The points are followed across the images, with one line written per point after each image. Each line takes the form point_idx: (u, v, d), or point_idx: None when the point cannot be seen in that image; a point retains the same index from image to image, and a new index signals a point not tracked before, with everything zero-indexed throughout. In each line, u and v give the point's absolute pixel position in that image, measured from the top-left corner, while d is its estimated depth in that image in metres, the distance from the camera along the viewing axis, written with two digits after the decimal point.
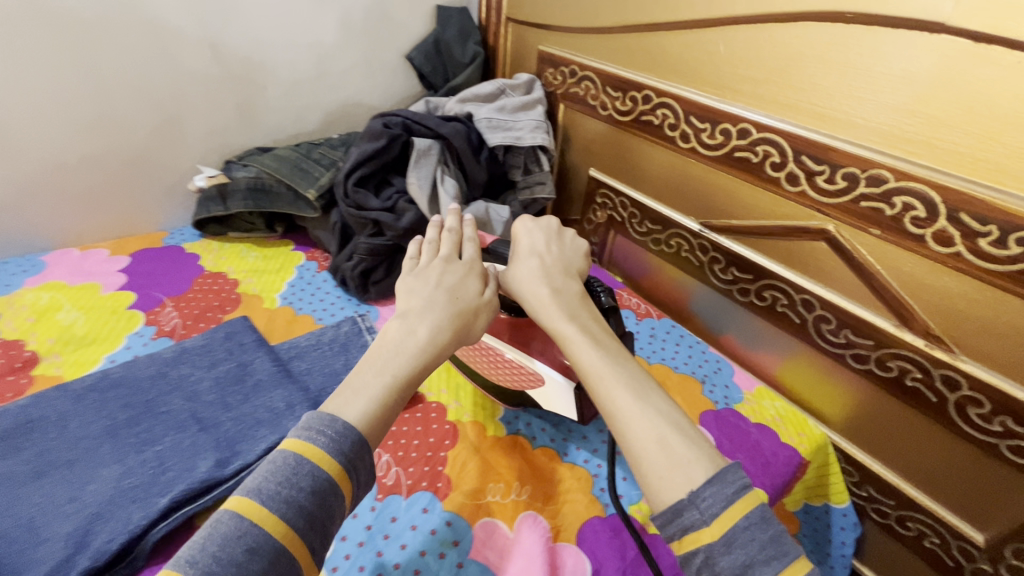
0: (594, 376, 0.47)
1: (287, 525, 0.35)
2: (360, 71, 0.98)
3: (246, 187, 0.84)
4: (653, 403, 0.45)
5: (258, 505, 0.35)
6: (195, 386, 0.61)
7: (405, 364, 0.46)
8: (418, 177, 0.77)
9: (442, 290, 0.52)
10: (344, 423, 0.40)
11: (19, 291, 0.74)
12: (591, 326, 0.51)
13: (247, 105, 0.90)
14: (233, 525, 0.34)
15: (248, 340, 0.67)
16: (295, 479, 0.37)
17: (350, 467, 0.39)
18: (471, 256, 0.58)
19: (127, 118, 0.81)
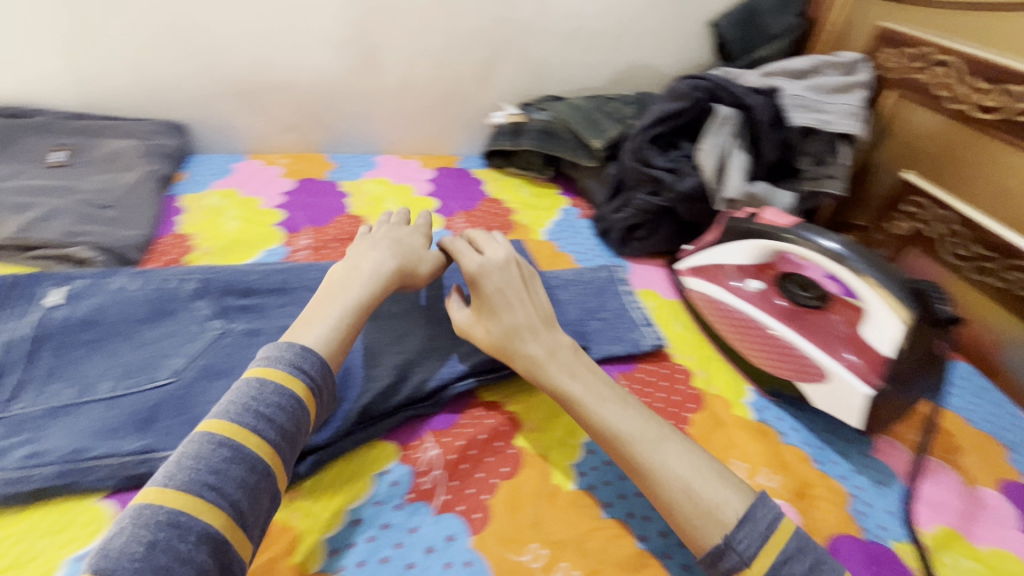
0: (617, 437, 0.47)
1: (257, 435, 0.39)
2: (661, 33, 0.98)
3: (539, 129, 0.93)
4: (680, 448, 0.46)
5: (224, 424, 0.39)
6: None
7: (357, 293, 0.53)
8: (711, 145, 0.75)
9: (366, 241, 0.60)
10: (299, 347, 0.45)
11: (363, 180, 0.93)
12: (598, 382, 0.52)
13: (553, 54, 0.98)
14: (209, 441, 0.38)
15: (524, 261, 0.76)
16: (261, 397, 0.41)
17: (306, 381, 0.44)
18: (422, 223, 0.66)
19: (460, 53, 0.94)
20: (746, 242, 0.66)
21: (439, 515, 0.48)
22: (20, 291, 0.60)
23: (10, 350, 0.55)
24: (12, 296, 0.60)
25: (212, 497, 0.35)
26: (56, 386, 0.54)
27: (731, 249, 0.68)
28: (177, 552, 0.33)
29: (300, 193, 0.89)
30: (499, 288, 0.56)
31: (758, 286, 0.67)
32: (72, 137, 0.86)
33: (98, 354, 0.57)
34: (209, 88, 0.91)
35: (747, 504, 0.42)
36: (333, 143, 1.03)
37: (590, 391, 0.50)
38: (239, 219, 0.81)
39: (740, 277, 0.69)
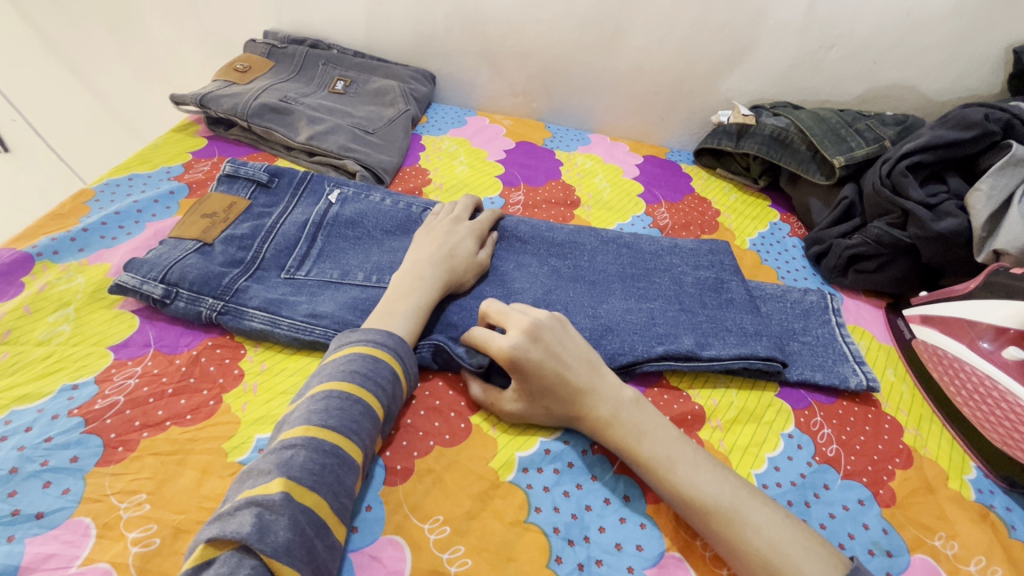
0: (700, 505, 0.43)
1: (378, 401, 0.46)
2: (943, 53, 0.87)
3: (768, 134, 0.88)
4: (778, 521, 0.42)
5: (354, 386, 0.45)
6: (682, 276, 0.70)
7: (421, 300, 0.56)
8: (993, 185, 0.65)
9: (433, 242, 0.62)
10: (396, 335, 0.51)
11: (575, 152, 0.98)
12: (670, 441, 0.47)
13: (805, 58, 0.91)
14: (345, 397, 0.44)
15: (730, 262, 0.73)
16: (375, 372, 0.46)
17: (404, 365, 0.50)
18: (482, 221, 0.68)
19: (704, 44, 0.93)
20: (1014, 303, 0.58)
21: (617, 474, 0.50)
22: (310, 185, 0.72)
23: (301, 228, 0.66)
24: (304, 187, 0.71)
25: (355, 440, 0.42)
26: (325, 266, 0.63)
27: (996, 306, 0.59)
28: (338, 475, 0.40)
29: (519, 153, 0.95)
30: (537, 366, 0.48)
31: (1019, 354, 0.57)
32: (353, 71, 1.03)
33: (356, 249, 0.66)
34: (465, 46, 1.02)
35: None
36: (552, 113, 1.09)
37: (663, 451, 0.46)
38: (468, 165, 0.90)
39: (995, 341, 0.59)
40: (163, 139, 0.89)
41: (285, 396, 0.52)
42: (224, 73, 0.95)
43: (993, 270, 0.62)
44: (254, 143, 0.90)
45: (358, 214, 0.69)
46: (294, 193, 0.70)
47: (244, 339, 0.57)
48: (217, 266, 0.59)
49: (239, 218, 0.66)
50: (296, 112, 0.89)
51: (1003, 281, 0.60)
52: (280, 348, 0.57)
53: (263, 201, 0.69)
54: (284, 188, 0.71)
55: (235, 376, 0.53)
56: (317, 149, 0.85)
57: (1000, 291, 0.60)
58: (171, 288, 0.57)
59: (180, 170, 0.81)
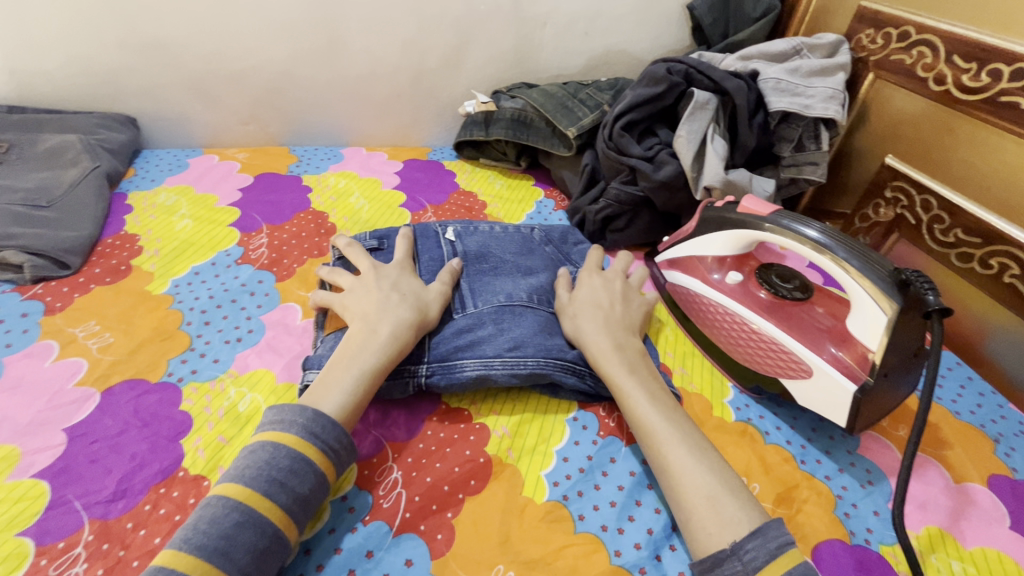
0: (651, 434, 0.47)
1: (271, 500, 0.39)
2: (635, 17, 0.95)
3: (510, 117, 0.89)
4: (701, 453, 0.45)
5: (240, 487, 0.39)
6: (491, 248, 0.67)
7: (374, 360, 0.48)
8: (689, 130, 0.72)
9: (371, 287, 0.55)
10: (314, 410, 0.43)
11: (326, 173, 0.89)
12: (648, 381, 0.51)
13: (526, 40, 0.94)
14: (223, 505, 0.38)
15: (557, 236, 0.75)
16: (273, 461, 0.40)
17: (321, 446, 0.42)
18: (402, 247, 0.62)
19: (428, 38, 0.90)
20: (723, 233, 0.64)
21: (398, 536, 0.44)
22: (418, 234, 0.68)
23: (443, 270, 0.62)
24: (416, 236, 0.67)
25: (223, 562, 0.35)
26: (486, 297, 0.60)
27: (711, 239, 0.65)
28: None
29: (258, 189, 0.83)
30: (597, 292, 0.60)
31: (738, 278, 0.64)
32: (9, 132, 0.80)
33: (499, 277, 0.63)
34: (160, 78, 0.86)
35: (760, 522, 0.40)
36: (296, 135, 0.98)
37: (639, 384, 0.50)
38: (192, 218, 0.76)
39: (720, 269, 0.66)
40: None
41: None
42: None
43: (704, 207, 0.67)
44: None
45: (483, 247, 0.67)
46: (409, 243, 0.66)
47: None
48: None
49: None
50: None
51: (711, 214, 0.66)
52: None
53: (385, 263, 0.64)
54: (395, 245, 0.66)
55: None
56: None
57: (711, 224, 0.66)
58: None
59: None
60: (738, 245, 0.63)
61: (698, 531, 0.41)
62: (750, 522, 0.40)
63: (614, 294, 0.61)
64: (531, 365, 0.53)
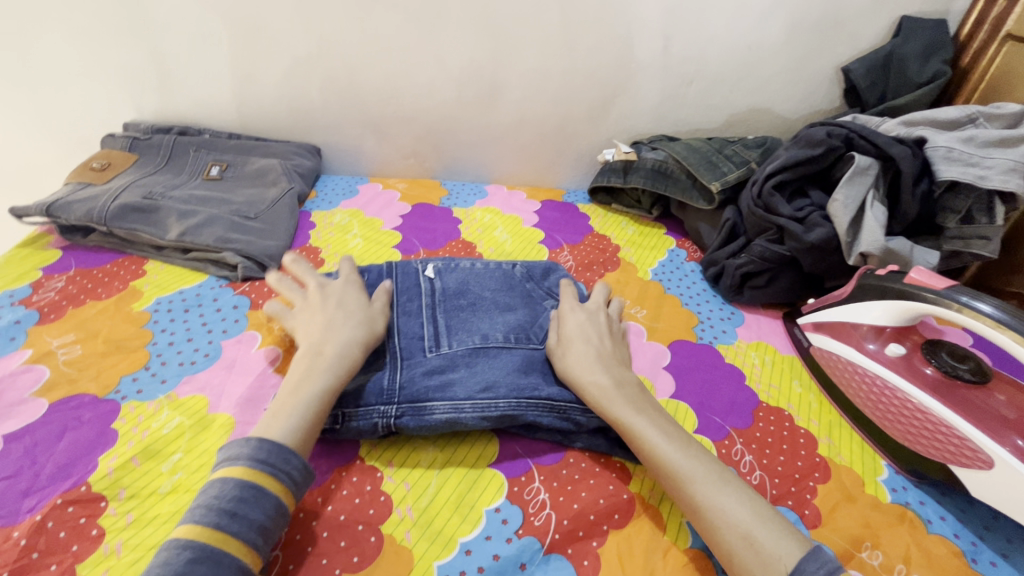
0: (671, 474, 0.47)
1: (226, 532, 0.40)
2: (785, 77, 0.96)
3: (650, 168, 0.92)
4: (727, 487, 0.46)
5: (192, 525, 0.40)
6: (469, 285, 0.70)
7: (325, 380, 0.51)
8: (847, 194, 0.71)
9: (316, 316, 0.57)
10: (259, 439, 0.45)
11: (473, 207, 0.97)
12: (655, 418, 0.52)
13: (670, 96, 0.98)
14: (177, 544, 0.39)
15: (538, 272, 0.76)
16: (224, 493, 0.41)
17: (271, 471, 0.43)
18: (350, 266, 0.66)
19: (578, 91, 0.97)
20: (885, 302, 0.61)
21: (547, 555, 0.47)
22: (398, 270, 0.70)
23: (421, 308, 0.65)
24: (396, 274, 0.69)
25: None
26: (461, 335, 0.61)
27: (870, 307, 0.63)
28: None
29: (415, 218, 0.93)
30: (580, 326, 0.61)
31: (900, 351, 0.61)
32: (228, 154, 0.97)
33: (477, 315, 0.65)
34: (346, 117, 1.00)
35: (799, 555, 0.41)
36: (446, 170, 1.08)
37: (649, 422, 0.51)
38: (362, 238, 0.87)
39: (877, 339, 0.63)
40: (7, 257, 0.78)
41: (157, 551, 0.45)
42: (79, 174, 0.87)
43: (863, 273, 0.66)
44: (119, 247, 0.81)
45: (461, 286, 0.69)
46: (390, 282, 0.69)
47: (106, 488, 0.49)
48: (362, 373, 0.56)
49: None
50: (164, 208, 0.81)
51: (872, 280, 0.64)
52: (151, 489, 0.50)
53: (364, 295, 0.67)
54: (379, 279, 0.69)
55: (93, 539, 0.45)
56: (191, 244, 0.78)
57: (871, 291, 0.63)
58: (337, 409, 0.53)
59: (27, 292, 0.71)
60: (901, 317, 0.61)
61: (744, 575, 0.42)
62: (792, 556, 0.41)
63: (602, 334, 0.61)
64: (502, 409, 0.53)
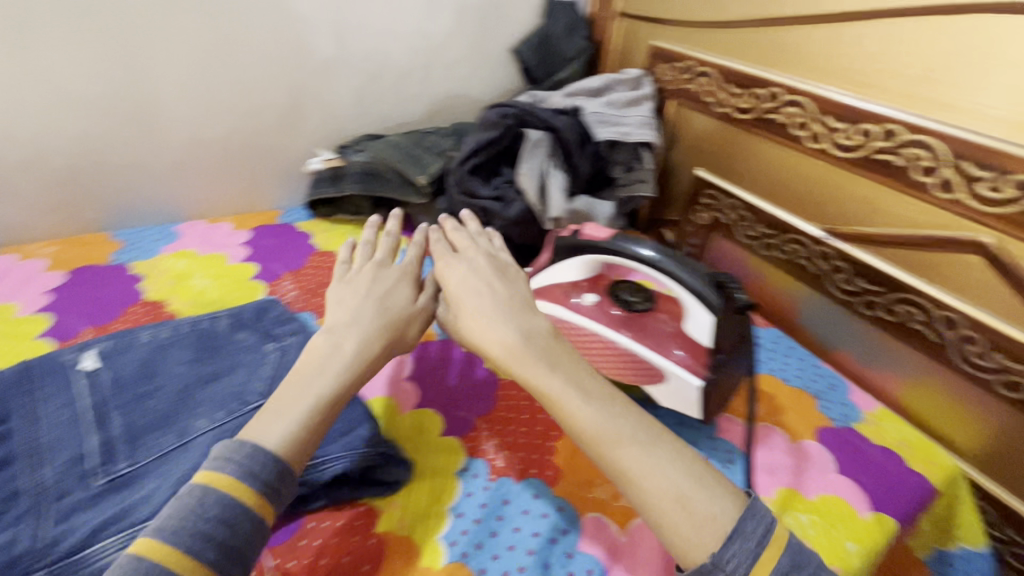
0: (592, 435, 0.45)
1: (195, 558, 0.36)
2: (466, 62, 1.00)
3: (359, 171, 0.87)
4: (656, 447, 0.44)
5: (161, 542, 0.37)
6: (157, 363, 0.57)
7: (328, 385, 0.48)
8: (530, 167, 0.77)
9: (349, 294, 0.56)
10: (254, 445, 0.42)
11: (160, 256, 0.80)
12: (568, 369, 0.49)
13: (363, 93, 0.94)
14: (138, 561, 0.36)
15: (249, 316, 0.66)
16: (202, 509, 0.38)
17: (261, 487, 0.41)
18: (410, 258, 0.63)
19: (258, 100, 0.86)
20: (578, 257, 0.69)
21: None
22: (38, 371, 0.53)
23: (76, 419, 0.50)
24: (34, 377, 0.53)
25: None
26: (147, 439, 0.50)
27: (569, 265, 0.70)
28: None
29: (75, 288, 0.72)
30: (463, 277, 0.58)
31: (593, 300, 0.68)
32: None
33: (165, 403, 0.54)
34: None
35: (736, 515, 0.41)
36: (117, 218, 0.87)
37: (566, 382, 0.48)
38: None
39: (575, 293, 0.69)
40: None
41: None
42: None
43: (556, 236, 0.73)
44: None
45: (144, 367, 0.56)
46: (22, 391, 0.51)
47: None
48: None
49: None
50: None
51: (561, 243, 0.70)
52: None
53: None
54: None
55: None
56: None
57: (562, 252, 0.70)
58: None
59: None
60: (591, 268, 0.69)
61: (672, 536, 0.41)
62: (727, 515, 0.41)
63: (507, 279, 0.58)
64: None
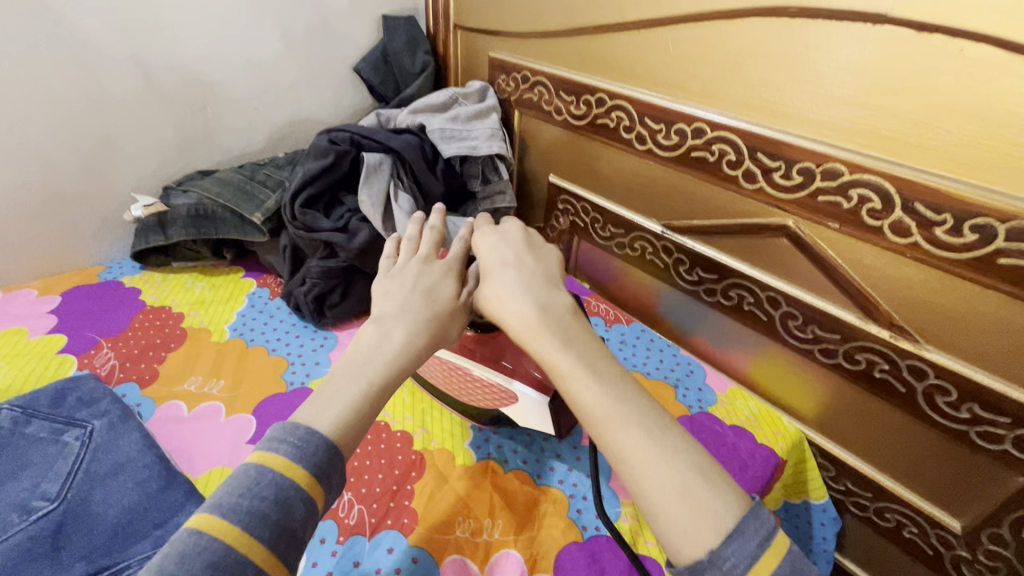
0: (599, 415, 0.42)
1: (251, 536, 0.34)
2: (305, 85, 0.94)
3: (186, 214, 0.79)
4: (664, 436, 0.41)
5: (216, 518, 0.34)
6: None
7: (378, 371, 0.44)
8: (370, 194, 0.73)
9: (414, 292, 0.51)
10: (308, 429, 0.39)
11: None
12: (585, 348, 0.46)
13: (186, 127, 0.85)
14: (192, 539, 0.33)
15: (43, 405, 0.56)
16: (256, 489, 0.36)
17: (315, 469, 0.38)
18: (455, 254, 0.57)
19: (50, 146, 0.75)
20: None
21: None
22: None
23: None
24: None
25: None
26: None
27: None
28: None
29: None
30: (495, 249, 0.55)
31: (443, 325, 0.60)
32: None
33: None
34: None
35: (738, 513, 0.37)
36: None
37: (580, 361, 0.45)
38: None
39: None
40: None
41: None
42: None
43: None
44: None
45: None
46: None
47: None
48: None
49: None
50: None
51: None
52: None
53: None
54: None
55: None
56: None
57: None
58: None
59: None
60: None
61: (669, 527, 0.38)
62: (730, 513, 0.37)
63: (532, 254, 0.54)
64: None
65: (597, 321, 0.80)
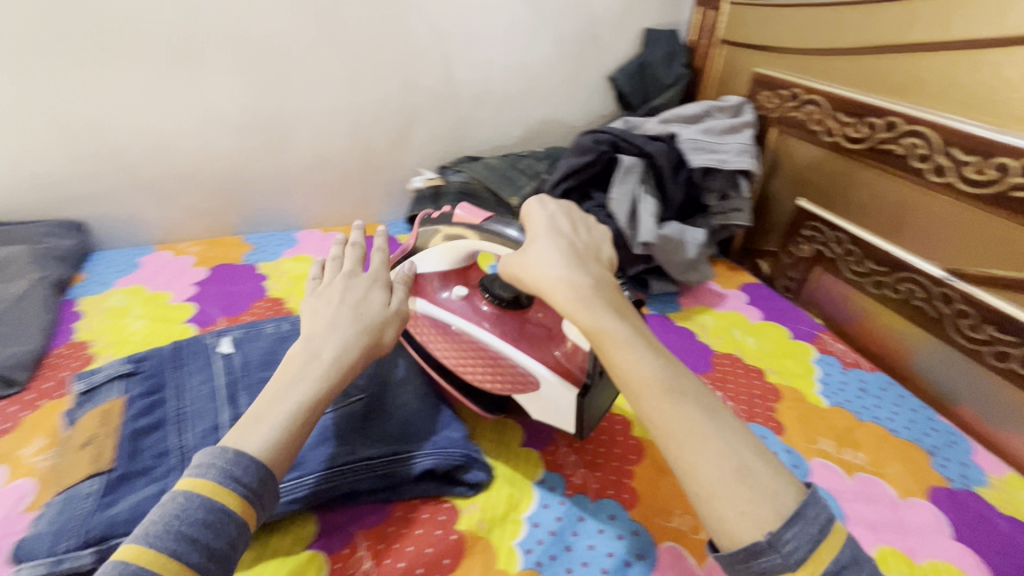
0: (649, 389, 0.41)
1: (182, 560, 0.36)
2: (564, 89, 1.04)
3: (456, 191, 0.93)
4: (721, 415, 0.40)
5: (144, 550, 0.35)
6: (278, 352, 0.67)
7: (311, 387, 0.46)
8: (621, 193, 0.78)
9: (330, 307, 0.52)
10: (236, 451, 0.41)
11: (282, 259, 0.91)
12: (634, 324, 0.46)
13: (465, 118, 1.01)
14: (123, 568, 0.34)
15: None
16: (185, 514, 0.37)
17: (240, 491, 0.40)
18: (378, 266, 0.60)
19: (374, 125, 0.96)
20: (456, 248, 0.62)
21: None
22: (187, 353, 0.65)
23: (214, 396, 0.59)
24: (183, 357, 0.64)
25: None
26: None
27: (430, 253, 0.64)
28: None
29: (214, 283, 0.85)
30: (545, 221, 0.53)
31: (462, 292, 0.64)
32: None
33: None
34: (112, 185, 0.87)
35: (800, 498, 0.36)
36: (249, 224, 0.99)
37: (632, 334, 0.44)
38: (146, 319, 0.76)
39: (445, 286, 0.65)
40: None
41: None
42: None
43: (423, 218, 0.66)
44: None
45: (268, 355, 0.66)
46: (175, 369, 0.62)
47: None
48: (116, 498, 0.49)
49: (126, 419, 0.56)
50: None
51: (431, 228, 0.64)
52: None
53: (140, 390, 0.59)
54: (158, 369, 0.62)
55: None
56: None
57: (437, 236, 0.63)
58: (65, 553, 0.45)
59: None
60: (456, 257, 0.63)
61: (717, 503, 0.36)
62: (791, 497, 0.36)
63: (585, 237, 0.53)
64: (310, 485, 0.50)
65: (831, 361, 0.76)
